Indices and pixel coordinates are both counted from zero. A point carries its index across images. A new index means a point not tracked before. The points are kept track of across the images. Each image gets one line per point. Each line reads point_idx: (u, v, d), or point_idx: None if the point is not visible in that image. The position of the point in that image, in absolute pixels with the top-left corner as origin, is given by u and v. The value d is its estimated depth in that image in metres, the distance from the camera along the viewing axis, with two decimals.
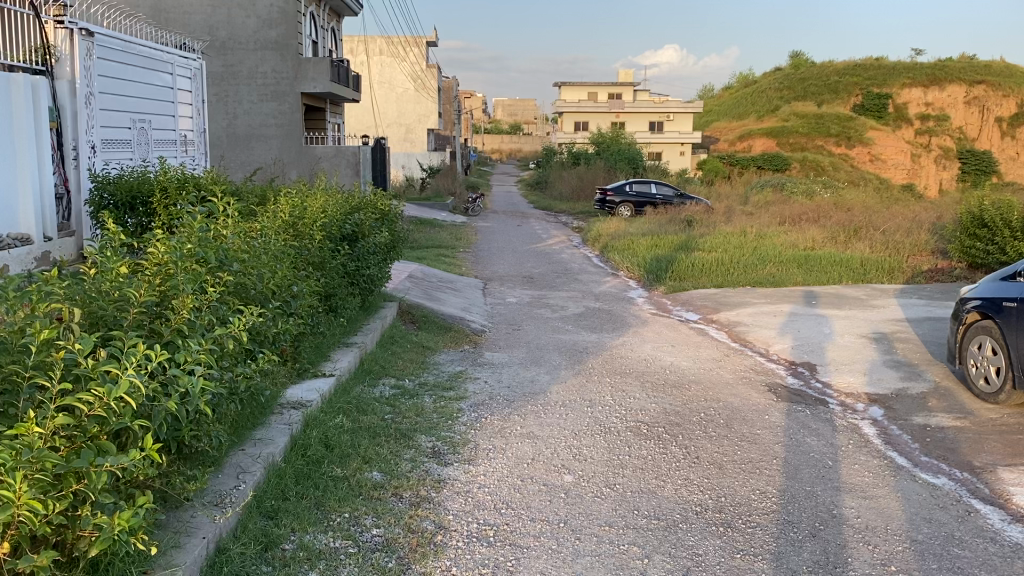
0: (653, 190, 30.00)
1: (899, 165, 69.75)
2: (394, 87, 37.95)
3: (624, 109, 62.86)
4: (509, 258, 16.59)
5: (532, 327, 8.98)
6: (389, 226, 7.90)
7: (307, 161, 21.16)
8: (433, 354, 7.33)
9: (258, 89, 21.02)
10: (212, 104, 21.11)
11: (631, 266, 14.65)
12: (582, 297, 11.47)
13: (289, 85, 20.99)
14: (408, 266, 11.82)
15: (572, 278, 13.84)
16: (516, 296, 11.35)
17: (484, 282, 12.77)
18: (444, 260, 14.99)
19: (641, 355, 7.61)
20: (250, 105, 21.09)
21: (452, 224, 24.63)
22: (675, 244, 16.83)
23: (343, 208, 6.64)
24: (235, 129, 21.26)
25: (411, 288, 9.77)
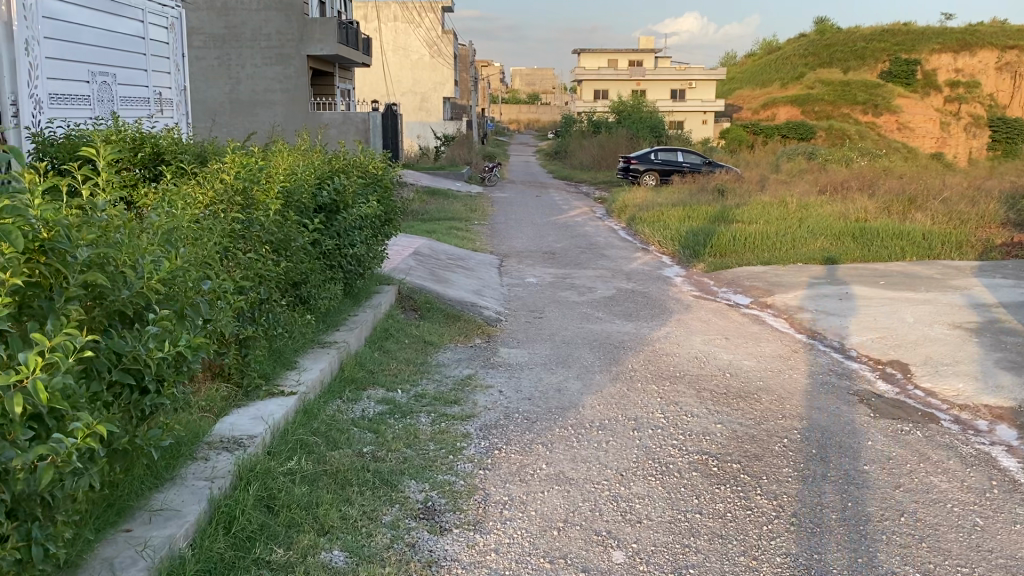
0: (680, 158, 28.52)
1: (929, 133, 67.47)
2: (408, 53, 36.30)
3: (646, 76, 60.89)
4: (530, 232, 15.18)
5: (556, 315, 7.58)
6: (384, 197, 6.53)
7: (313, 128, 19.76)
8: (436, 352, 5.96)
9: (262, 53, 19.58)
10: (214, 69, 19.73)
11: (664, 240, 13.20)
12: (611, 277, 10.07)
13: (294, 48, 19.54)
14: (413, 242, 10.42)
15: (598, 254, 12.41)
16: (537, 275, 9.94)
17: (501, 259, 11.36)
18: (457, 235, 13.59)
19: (692, 353, 6.20)
20: (253, 69, 19.68)
21: (467, 195, 23.21)
22: (711, 216, 15.33)
23: (318, 171, 5.26)
24: (238, 95, 19.88)
25: (414, 269, 8.37)
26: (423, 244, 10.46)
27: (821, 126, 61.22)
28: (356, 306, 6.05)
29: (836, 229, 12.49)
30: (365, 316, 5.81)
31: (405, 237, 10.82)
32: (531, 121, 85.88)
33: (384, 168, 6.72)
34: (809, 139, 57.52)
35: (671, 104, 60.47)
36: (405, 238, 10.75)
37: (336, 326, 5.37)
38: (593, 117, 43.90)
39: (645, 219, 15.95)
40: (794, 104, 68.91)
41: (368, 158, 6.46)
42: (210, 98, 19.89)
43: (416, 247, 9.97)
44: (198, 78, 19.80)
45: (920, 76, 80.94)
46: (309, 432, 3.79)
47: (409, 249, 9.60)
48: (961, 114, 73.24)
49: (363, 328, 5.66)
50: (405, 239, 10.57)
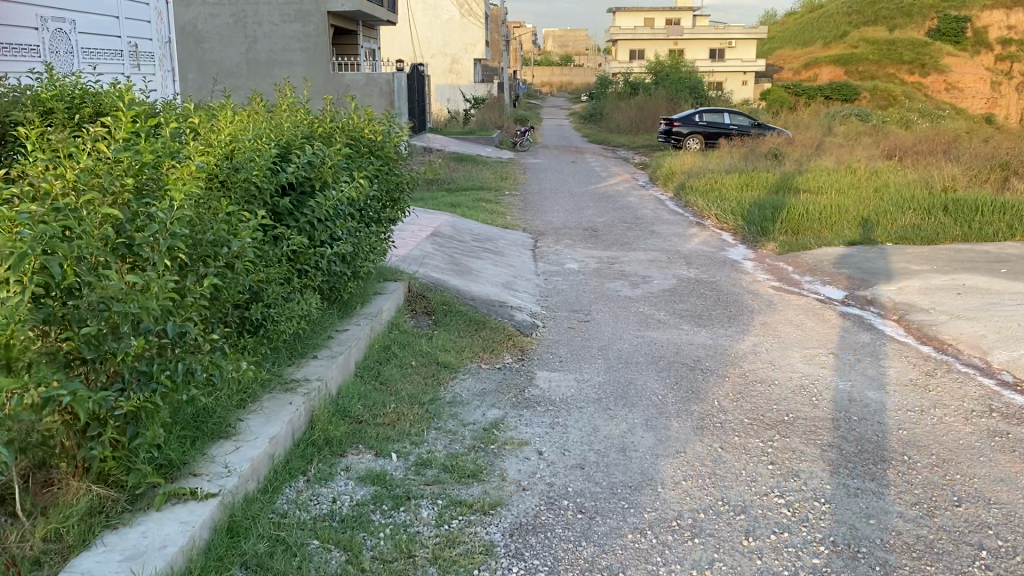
0: (727, 120, 26.58)
1: (979, 94, 64.34)
2: (438, 12, 34.23)
3: (683, 36, 58.50)
4: (567, 203, 13.61)
5: (608, 317, 6.05)
6: (388, 171, 5.01)
7: (333, 91, 18.30)
8: (452, 381, 4.44)
9: (279, 8, 18.03)
10: (229, 27, 18.33)
11: (722, 215, 11.57)
12: (669, 261, 8.51)
13: (313, 3, 17.95)
14: (433, 220, 8.92)
15: (648, 230, 10.83)
16: (581, 260, 8.39)
17: (536, 238, 9.82)
18: (487, 208, 12.10)
19: (797, 381, 4.65)
20: (270, 26, 18.20)
21: (498, 161, 21.62)
22: (771, 186, 13.62)
23: (278, 136, 3.72)
24: (254, 54, 18.40)
25: (431, 255, 6.86)
26: (446, 222, 8.95)
27: (866, 87, 58.56)
28: (346, 318, 4.56)
29: (927, 201, 10.73)
30: (356, 332, 4.31)
31: (423, 212, 9.35)
32: (564, 84, 83.77)
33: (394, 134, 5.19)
34: (853, 100, 54.94)
35: (709, 64, 58.09)
36: (422, 213, 9.26)
37: (312, 352, 3.89)
38: (630, 78, 41.85)
39: (695, 189, 14.30)
40: (838, 64, 66.02)
41: (370, 120, 4.94)
42: (225, 59, 18.51)
43: (437, 226, 8.46)
44: (213, 36, 18.43)
45: (970, 33, 77.24)
46: (230, 570, 2.34)
47: (425, 230, 8.08)
48: (1014, 73, 69.73)
49: (355, 353, 4.17)
50: (421, 216, 9.05)
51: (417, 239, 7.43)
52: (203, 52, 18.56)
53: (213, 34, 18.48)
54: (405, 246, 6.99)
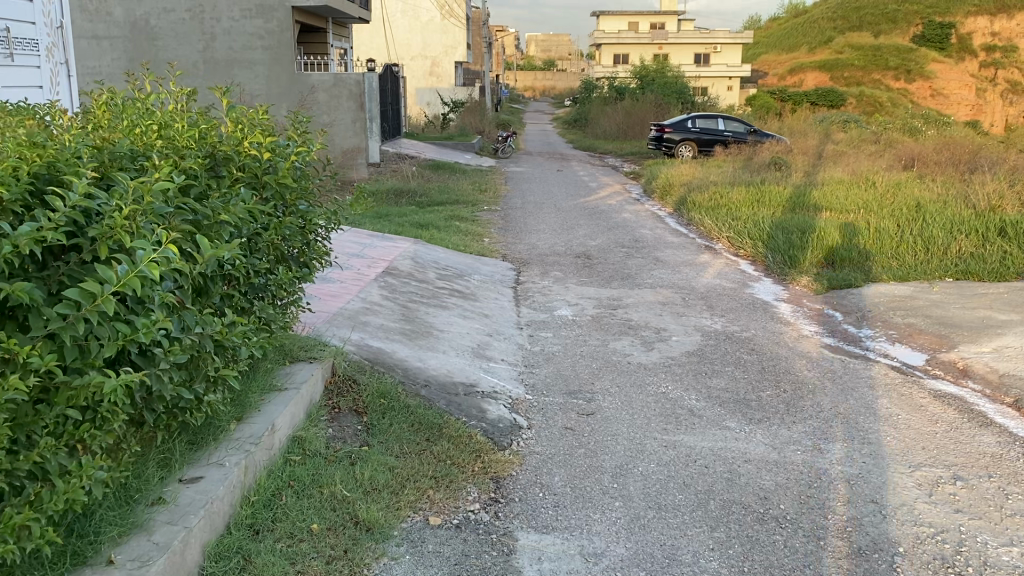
0: (722, 126, 24.98)
1: (963, 100, 63.57)
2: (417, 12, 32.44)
3: (668, 40, 57.19)
4: (555, 220, 11.84)
5: (620, 406, 4.27)
6: (287, 208, 3.24)
7: (297, 92, 16.53)
8: (373, 567, 2.68)
9: (239, 2, 16.21)
10: (185, 23, 16.41)
11: (736, 237, 9.88)
12: (685, 303, 6.78)
13: None
14: (384, 252, 7.08)
15: (651, 258, 9.10)
16: (575, 303, 6.63)
17: (519, 271, 8.04)
18: (465, 229, 10.32)
19: (936, 551, 2.90)
20: (229, 23, 16.34)
21: (477, 170, 19.86)
22: (786, 202, 11.96)
23: (21, 164, 1.96)
24: (212, 53, 16.51)
25: (376, 310, 5.04)
26: (403, 254, 7.13)
27: (852, 92, 57.48)
28: (201, 453, 2.80)
29: (980, 221, 9.06)
30: (208, 494, 2.54)
31: (375, 242, 7.52)
32: (547, 88, 82.21)
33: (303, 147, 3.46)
34: (840, 106, 53.78)
35: (696, 68, 56.66)
36: (369, 243, 7.40)
37: (102, 557, 2.14)
38: (615, 82, 40.31)
39: (698, 206, 12.61)
40: (824, 69, 65.02)
41: (258, 125, 3.19)
42: (181, 57, 16.56)
43: (390, 262, 6.65)
44: (167, 33, 16.45)
45: (953, 39, 76.58)
46: None
47: (363, 269, 6.20)
48: (997, 80, 69.03)
49: (199, 536, 2.41)
50: (369, 248, 7.19)
51: (342, 286, 5.50)
52: (156, 50, 16.58)
53: (167, 31, 16.48)
54: (317, 297, 5.04)
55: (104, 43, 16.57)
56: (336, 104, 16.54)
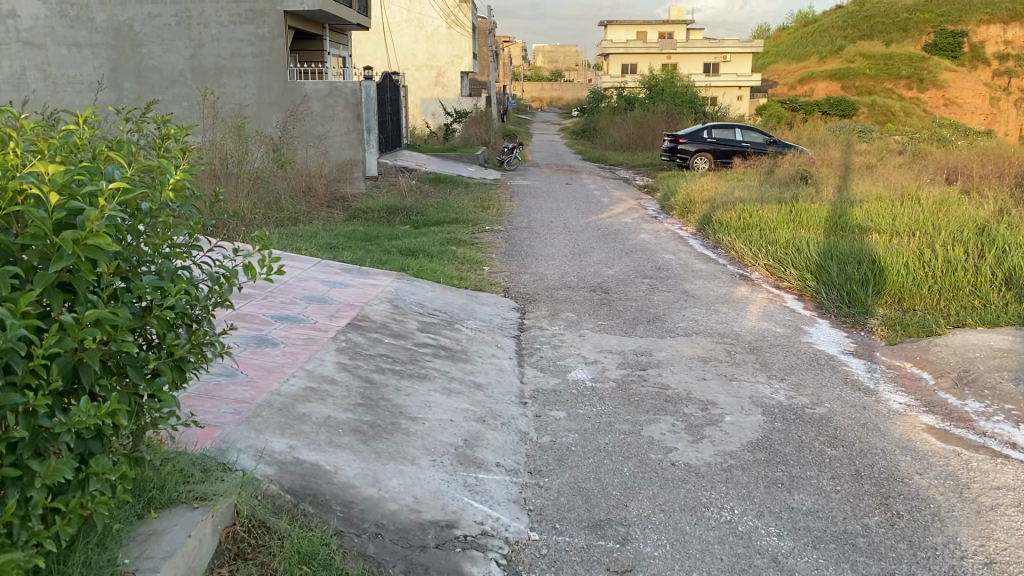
0: (739, 136, 23.61)
1: (977, 109, 62.20)
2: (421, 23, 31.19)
3: (676, 49, 56.03)
4: (567, 244, 10.44)
5: (669, 553, 2.90)
6: (110, 287, 1.88)
7: (288, 102, 15.25)
8: None
9: (227, 7, 14.95)
10: (170, 29, 15.10)
11: (776, 266, 8.53)
12: (734, 359, 5.42)
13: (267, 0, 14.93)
14: (352, 296, 5.61)
15: (681, 292, 7.71)
16: (592, 360, 5.25)
17: (525, 311, 6.68)
18: (463, 256, 8.92)
19: None
20: (218, 29, 15.06)
21: (481, 184, 18.57)
22: (827, 223, 10.58)
23: None
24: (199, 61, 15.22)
25: (325, 395, 3.67)
26: (377, 296, 5.74)
27: (864, 102, 56.19)
28: None
29: None
30: None
31: (343, 282, 6.04)
32: (553, 99, 81.01)
33: (155, 182, 2.15)
34: (852, 116, 52.49)
35: (705, 77, 55.35)
36: (333, 284, 5.91)
37: None
38: (624, 91, 39.03)
39: (726, 226, 11.25)
40: (834, 79, 63.82)
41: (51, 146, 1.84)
42: (166, 65, 15.23)
43: (359, 309, 5.27)
44: (152, 39, 15.12)
45: (965, 48, 75.29)
46: None
47: (313, 326, 4.69)
48: (1010, 88, 67.74)
49: None
50: (332, 290, 5.71)
51: (276, 360, 3.98)
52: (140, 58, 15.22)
53: (151, 37, 15.15)
54: (236, 387, 3.51)
55: (84, 50, 15.18)
56: (332, 114, 15.28)
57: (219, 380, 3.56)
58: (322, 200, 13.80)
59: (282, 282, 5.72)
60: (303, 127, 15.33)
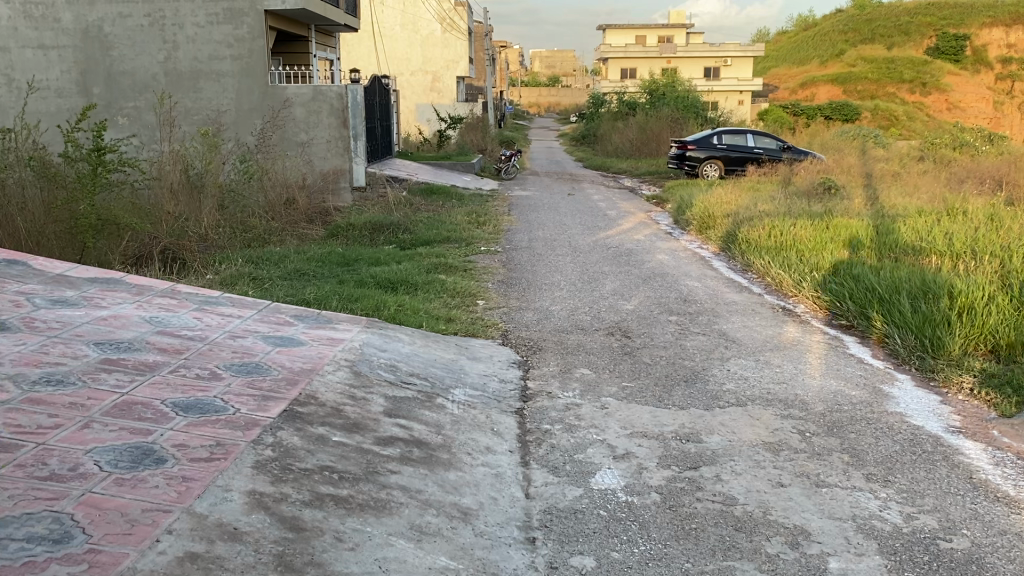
0: (751, 142, 22.25)
1: (981, 113, 60.94)
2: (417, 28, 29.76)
3: (675, 53, 54.72)
4: (574, 269, 9.05)
5: None
6: None
7: (267, 109, 13.87)
8: None
9: (204, 6, 13.56)
10: (143, 30, 13.69)
11: (827, 299, 7.17)
12: (812, 447, 4.03)
13: None
14: (299, 362, 4.21)
15: (719, 335, 6.32)
16: (622, 452, 3.86)
17: (529, 367, 5.29)
18: (453, 287, 7.53)
19: None
20: (195, 30, 13.67)
21: (477, 195, 17.21)
22: (872, 244, 9.22)
23: None
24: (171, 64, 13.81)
25: (216, 573, 2.28)
26: (333, 359, 4.34)
27: (867, 106, 54.96)
28: None
29: None
30: None
31: (293, 337, 4.66)
32: (551, 104, 79.73)
33: None
34: (856, 121, 51.28)
35: (706, 82, 54.04)
36: (277, 342, 4.52)
37: None
38: (624, 95, 37.69)
39: (756, 247, 9.87)
40: (835, 83, 62.66)
41: None
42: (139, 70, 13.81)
43: (303, 384, 3.86)
44: (122, 41, 13.71)
45: (967, 51, 74.11)
46: None
47: (230, 422, 3.28)
48: (1012, 91, 66.67)
49: None
50: (275, 352, 4.32)
51: (151, 501, 2.55)
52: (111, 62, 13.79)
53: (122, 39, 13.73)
54: None
55: (51, 53, 13.80)
56: (316, 121, 13.90)
57: (37, 561, 2.14)
58: (302, 216, 12.40)
59: (208, 341, 4.33)
60: (285, 135, 13.95)
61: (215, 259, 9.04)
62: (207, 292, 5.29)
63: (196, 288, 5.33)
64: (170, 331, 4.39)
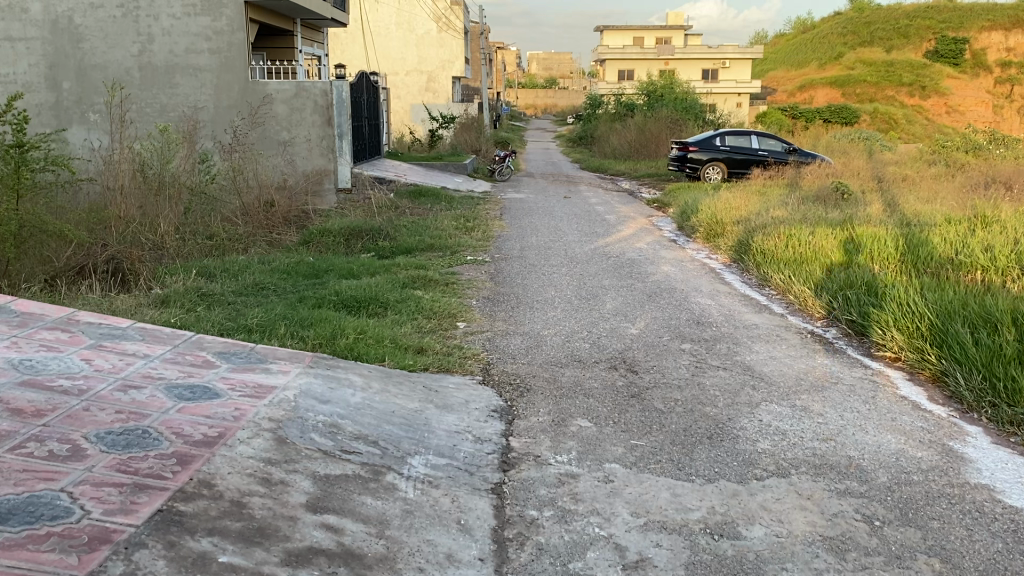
0: (755, 144, 21.25)
1: (981, 117, 60.09)
2: (410, 26, 28.61)
3: (674, 54, 53.87)
4: (570, 284, 8.02)
5: None
6: None
7: (243, 105, 12.77)
8: None
9: None
10: (115, 21, 12.62)
11: (868, 325, 6.12)
12: (887, 545, 3.01)
13: None
14: (202, 427, 3.15)
15: (743, 369, 5.29)
16: (635, 558, 2.82)
17: (513, 415, 4.26)
18: (430, 306, 6.49)
19: None
20: (171, 21, 12.59)
21: (467, 198, 16.20)
22: (906, 258, 8.14)
23: None
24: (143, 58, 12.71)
25: None
26: (250, 422, 3.29)
27: (867, 109, 54.14)
28: None
29: None
30: None
31: (205, 386, 3.61)
32: (548, 105, 79.04)
33: None
34: (855, 124, 50.47)
35: (705, 83, 53.17)
36: (182, 395, 3.47)
37: None
38: (623, 96, 36.69)
39: (773, 259, 8.82)
40: (835, 86, 61.94)
41: None
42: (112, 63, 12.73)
43: (197, 467, 2.82)
44: (93, 32, 12.66)
45: (968, 55, 73.31)
46: None
47: (66, 538, 2.25)
48: (1012, 95, 65.84)
49: None
50: (175, 412, 3.27)
51: None
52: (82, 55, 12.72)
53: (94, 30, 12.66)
54: None
55: (18, 45, 12.82)
56: (299, 118, 12.81)
57: None
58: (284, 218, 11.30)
59: (89, 396, 3.29)
60: (264, 133, 12.87)
61: (167, 269, 8.03)
62: (115, 322, 4.27)
63: (101, 317, 4.31)
64: (41, 381, 3.34)
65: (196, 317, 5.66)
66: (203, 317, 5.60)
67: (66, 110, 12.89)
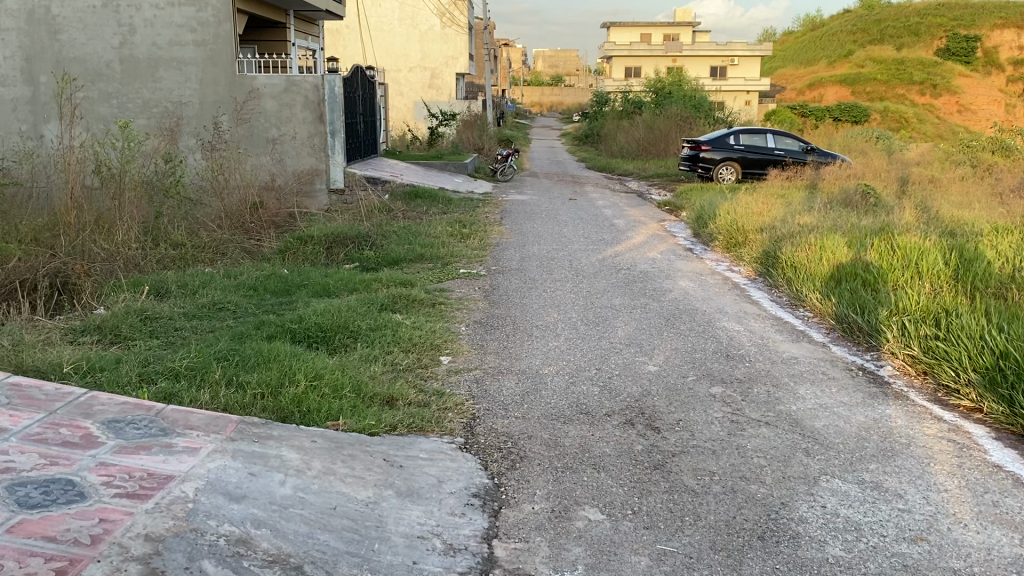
0: (771, 143, 20.16)
1: (992, 116, 58.96)
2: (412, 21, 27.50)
3: (682, 51, 52.69)
4: (575, 304, 7.00)
5: None
6: None
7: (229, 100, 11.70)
8: None
9: None
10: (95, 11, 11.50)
11: (936, 364, 5.09)
12: None
13: None
14: (28, 562, 2.15)
15: (791, 426, 4.25)
16: None
17: (501, 501, 3.23)
18: (409, 336, 5.47)
19: None
20: (153, 11, 11.49)
21: (466, 200, 15.19)
22: (961, 276, 7.10)
23: None
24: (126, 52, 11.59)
25: None
26: (112, 548, 2.27)
27: (878, 108, 52.99)
28: None
29: None
30: None
31: (66, 483, 2.60)
32: (552, 104, 77.78)
33: None
34: (866, 122, 49.33)
35: (713, 82, 52.01)
36: (25, 500, 2.47)
37: None
38: (630, 94, 35.62)
39: (807, 274, 7.78)
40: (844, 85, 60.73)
41: None
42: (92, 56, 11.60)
43: None
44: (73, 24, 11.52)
45: (978, 53, 72.12)
46: None
47: None
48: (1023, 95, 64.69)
49: None
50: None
51: None
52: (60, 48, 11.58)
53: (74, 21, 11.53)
54: None
55: None
56: (288, 114, 11.78)
57: None
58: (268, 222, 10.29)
59: None
60: (252, 130, 11.84)
61: (116, 283, 7.19)
62: None
63: None
64: None
65: (116, 354, 4.65)
66: (126, 355, 4.58)
67: (41, 108, 11.78)
